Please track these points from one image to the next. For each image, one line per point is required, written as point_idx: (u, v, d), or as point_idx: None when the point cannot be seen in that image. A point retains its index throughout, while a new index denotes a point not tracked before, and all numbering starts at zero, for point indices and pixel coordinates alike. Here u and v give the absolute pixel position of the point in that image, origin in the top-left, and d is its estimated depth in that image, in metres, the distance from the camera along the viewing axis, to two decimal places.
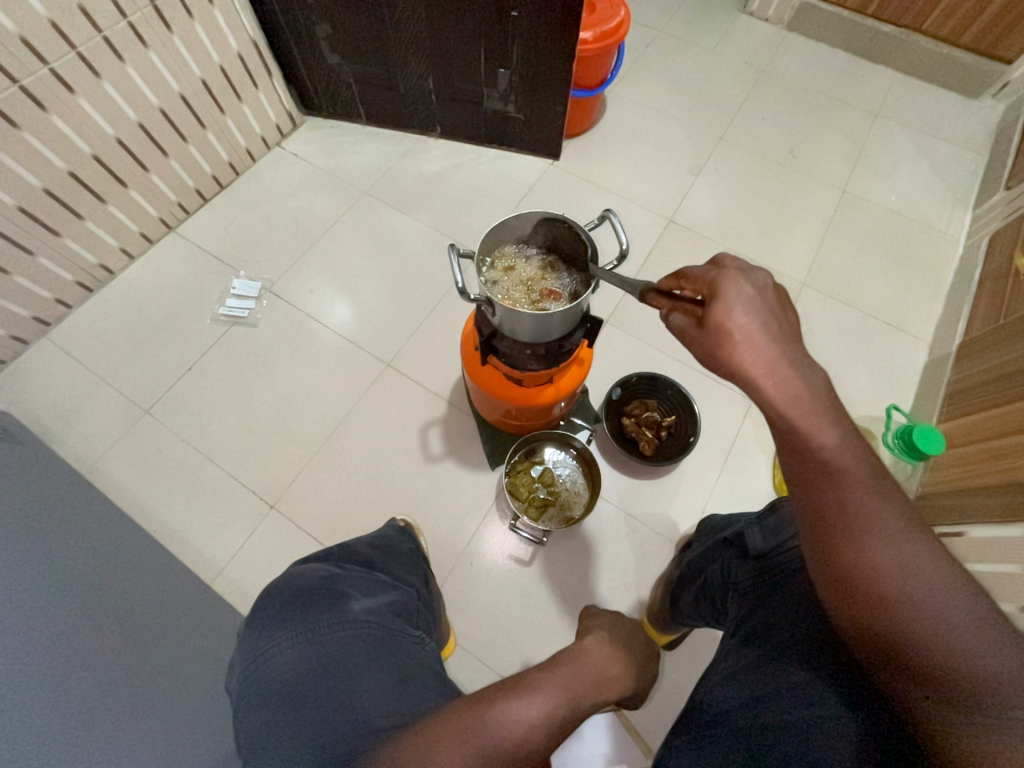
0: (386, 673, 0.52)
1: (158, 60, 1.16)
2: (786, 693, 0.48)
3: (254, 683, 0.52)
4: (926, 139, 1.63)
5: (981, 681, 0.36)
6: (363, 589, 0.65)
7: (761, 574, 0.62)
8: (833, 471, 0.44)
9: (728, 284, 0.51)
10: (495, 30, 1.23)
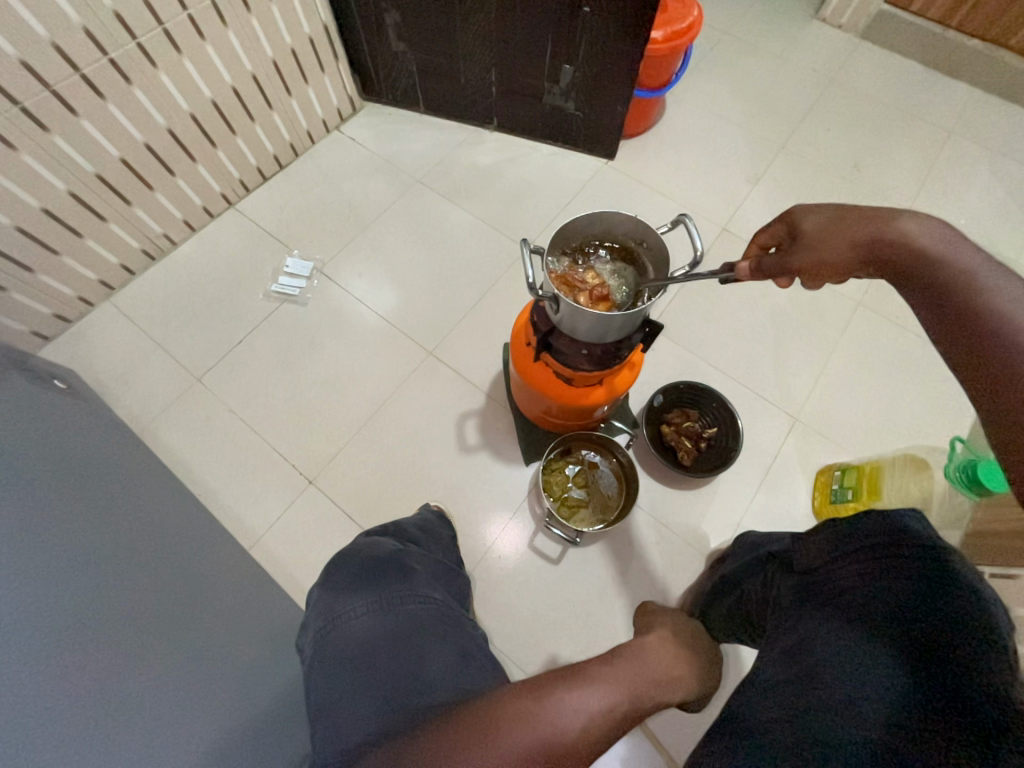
0: (449, 650, 0.53)
1: (235, 39, 1.19)
2: (836, 706, 0.47)
3: (326, 644, 0.55)
4: (1001, 161, 1.55)
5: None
6: (426, 569, 0.67)
7: (808, 591, 0.59)
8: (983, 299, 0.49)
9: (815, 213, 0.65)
10: (565, 26, 1.22)
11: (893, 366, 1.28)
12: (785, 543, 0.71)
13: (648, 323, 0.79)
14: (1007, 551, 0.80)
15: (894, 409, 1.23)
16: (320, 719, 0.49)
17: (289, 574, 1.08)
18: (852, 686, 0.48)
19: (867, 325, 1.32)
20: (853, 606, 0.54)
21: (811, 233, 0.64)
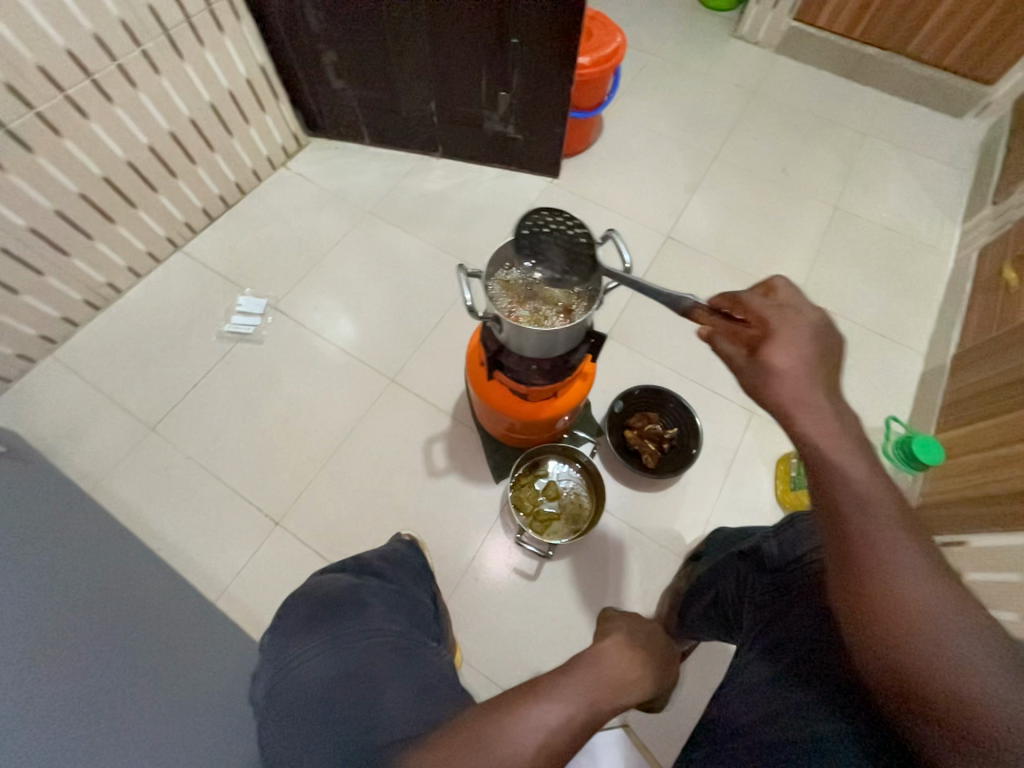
0: (410, 680, 0.52)
1: (170, 86, 1.20)
2: (807, 707, 0.49)
3: (278, 696, 0.53)
4: (914, 157, 1.68)
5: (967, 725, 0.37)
6: (383, 601, 0.65)
7: (778, 588, 0.61)
8: (854, 497, 0.44)
9: (792, 328, 0.52)
10: (496, 57, 1.27)
11: None
12: (755, 539, 0.72)
13: (593, 334, 0.82)
14: (972, 518, 0.92)
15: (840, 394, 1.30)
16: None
17: (259, 622, 1.04)
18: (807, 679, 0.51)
19: None
20: (814, 606, 0.55)
21: (771, 357, 0.51)
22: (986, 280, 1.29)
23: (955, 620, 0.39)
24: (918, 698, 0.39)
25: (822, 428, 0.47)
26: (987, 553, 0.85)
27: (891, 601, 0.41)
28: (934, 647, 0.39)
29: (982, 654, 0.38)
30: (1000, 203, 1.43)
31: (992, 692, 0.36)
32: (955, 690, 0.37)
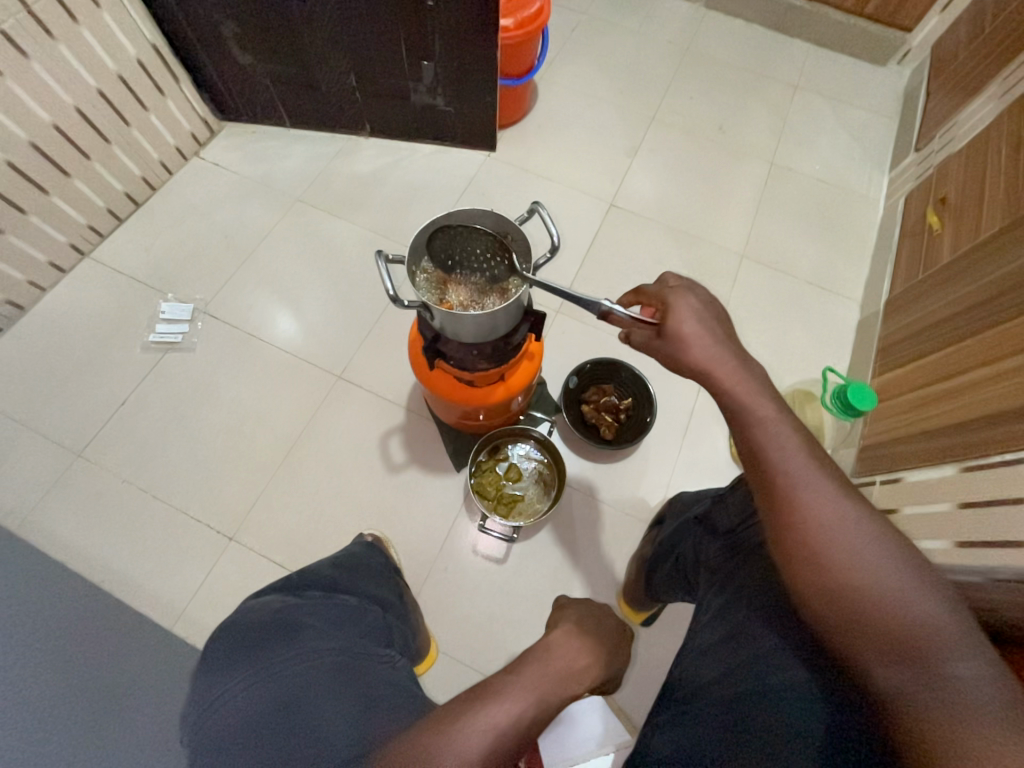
0: (350, 702, 0.49)
1: (44, 71, 1.07)
2: (760, 659, 0.50)
3: (200, 738, 0.48)
4: (843, 108, 1.71)
5: (889, 635, 0.40)
6: (323, 617, 0.61)
7: (731, 550, 0.62)
8: (772, 441, 0.49)
9: (681, 294, 0.58)
10: (412, 22, 1.19)
11: (779, 311, 1.38)
12: (707, 505, 0.74)
13: (533, 311, 0.79)
14: (906, 455, 0.97)
15: (785, 348, 1.34)
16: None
17: None
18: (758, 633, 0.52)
19: (752, 276, 1.42)
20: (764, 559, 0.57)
21: (679, 331, 0.56)
22: (912, 225, 1.34)
23: (863, 530, 0.44)
24: (838, 603, 0.42)
25: (737, 385, 0.52)
26: (919, 487, 0.90)
27: (809, 519, 0.45)
28: (848, 555, 0.43)
29: (887, 557, 0.42)
30: (923, 149, 1.47)
31: (894, 588, 0.41)
32: (866, 589, 0.41)
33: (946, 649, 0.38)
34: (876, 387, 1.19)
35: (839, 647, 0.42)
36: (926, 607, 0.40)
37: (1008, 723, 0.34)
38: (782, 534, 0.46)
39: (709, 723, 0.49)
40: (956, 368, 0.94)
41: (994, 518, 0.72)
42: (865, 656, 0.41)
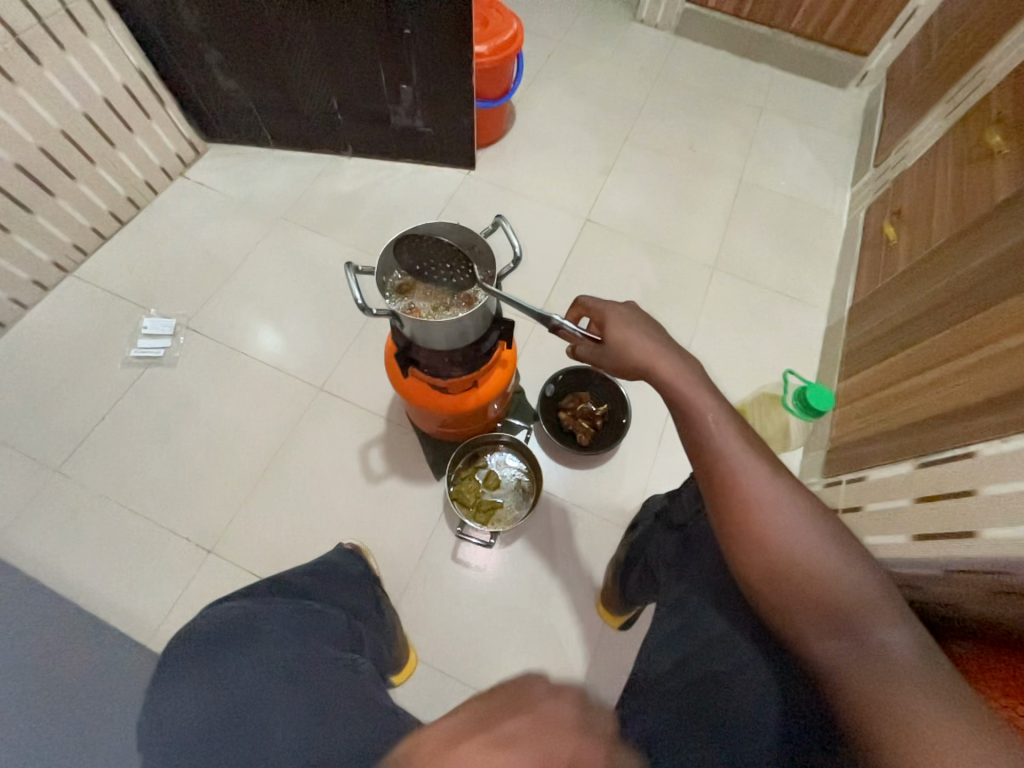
0: (306, 709, 0.50)
1: (31, 97, 1.10)
2: (711, 646, 0.52)
3: (155, 743, 0.48)
4: (806, 128, 1.80)
5: (822, 607, 0.43)
6: (286, 619, 0.61)
7: (684, 542, 0.65)
8: (714, 430, 0.53)
9: (614, 306, 0.66)
10: (391, 49, 1.25)
11: (749, 319, 1.43)
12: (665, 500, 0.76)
13: (502, 319, 0.82)
14: (871, 454, 1.00)
15: (756, 355, 1.38)
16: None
17: None
18: (709, 619, 0.54)
19: (723, 286, 1.48)
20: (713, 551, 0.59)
21: (619, 339, 0.62)
22: (872, 237, 1.40)
23: (799, 512, 0.47)
24: (780, 580, 0.45)
25: (682, 380, 0.57)
26: (881, 485, 0.93)
27: (752, 503, 0.48)
28: (787, 534, 0.46)
29: (819, 536, 0.46)
30: (881, 165, 1.55)
31: (827, 564, 0.45)
32: (804, 565, 0.45)
33: (870, 617, 0.42)
34: (841, 390, 1.24)
35: (781, 622, 0.45)
36: (853, 580, 0.44)
37: (923, 680, 0.38)
38: (726, 519, 0.49)
39: (665, 712, 0.50)
40: (915, 367, 0.98)
41: (946, 512, 0.75)
42: (803, 628, 0.44)
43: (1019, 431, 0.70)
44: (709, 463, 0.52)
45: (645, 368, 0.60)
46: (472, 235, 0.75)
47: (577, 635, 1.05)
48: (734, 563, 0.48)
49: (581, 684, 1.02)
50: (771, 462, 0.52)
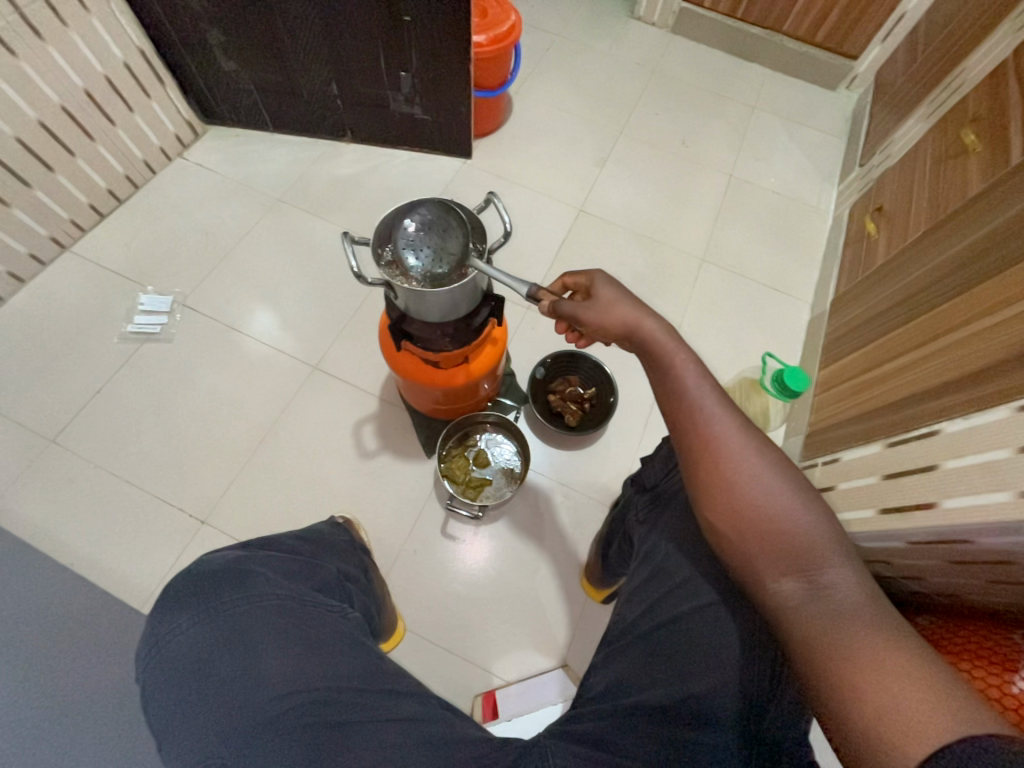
0: (295, 642, 0.53)
1: (32, 71, 1.11)
2: (675, 593, 0.58)
3: (155, 664, 0.52)
4: (796, 127, 1.84)
5: (782, 552, 0.48)
6: (279, 569, 0.65)
7: (654, 502, 0.69)
8: (691, 389, 0.56)
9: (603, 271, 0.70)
10: (390, 36, 1.27)
11: (735, 310, 1.47)
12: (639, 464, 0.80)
13: (492, 296, 0.86)
14: (845, 437, 1.04)
15: (741, 344, 1.43)
16: (167, 743, 0.47)
17: None
18: (674, 570, 0.60)
19: (711, 278, 1.52)
20: (683, 508, 0.64)
21: (606, 302, 0.66)
22: (855, 233, 1.45)
23: (763, 466, 0.52)
24: (742, 526, 0.50)
25: (664, 341, 0.60)
26: (851, 465, 0.97)
27: (720, 458, 0.53)
28: (750, 487, 0.51)
29: (780, 488, 0.51)
30: (866, 165, 1.60)
31: (784, 512, 0.50)
32: (764, 514, 0.50)
33: (819, 557, 0.47)
34: (819, 378, 1.28)
35: (741, 564, 0.50)
36: (808, 528, 0.49)
37: (866, 613, 0.43)
38: (699, 473, 0.54)
39: (634, 652, 0.56)
40: (887, 354, 1.02)
41: (906, 486, 0.79)
42: (759, 568, 0.49)
43: (979, 409, 0.72)
44: (682, 421, 0.56)
45: (629, 332, 0.63)
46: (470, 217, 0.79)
47: (561, 607, 1.09)
48: (703, 513, 0.53)
49: (564, 653, 1.06)
50: (741, 422, 0.55)
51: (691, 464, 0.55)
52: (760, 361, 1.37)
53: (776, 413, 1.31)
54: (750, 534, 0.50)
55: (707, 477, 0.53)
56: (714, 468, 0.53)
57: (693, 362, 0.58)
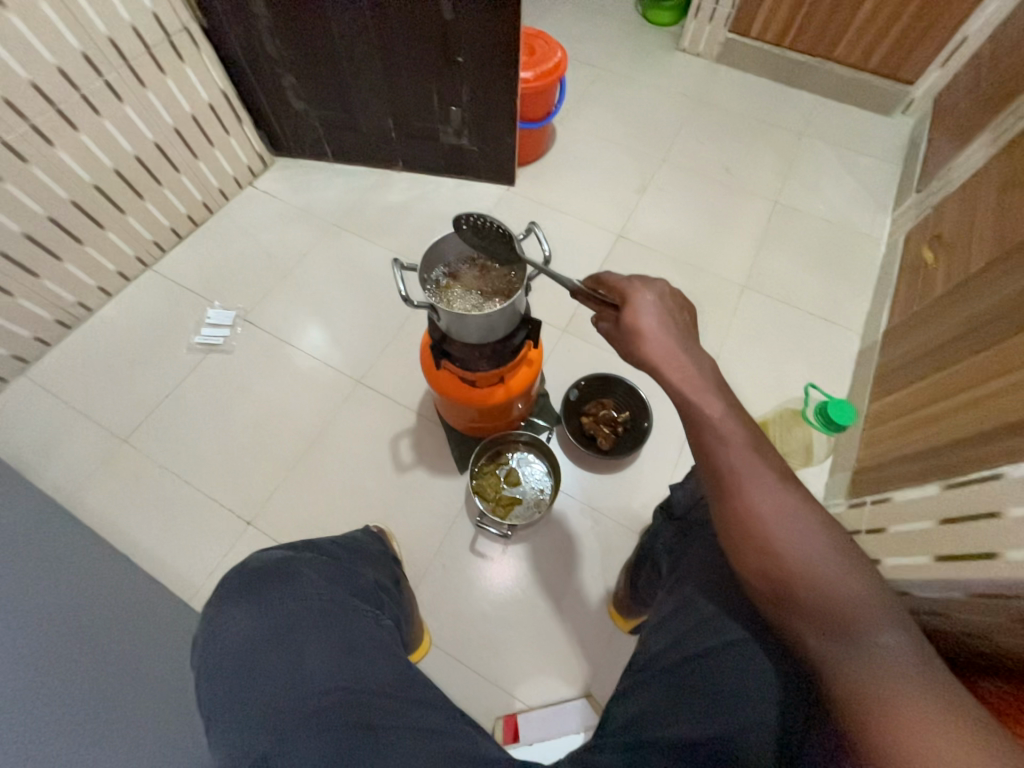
0: (334, 644, 0.56)
1: (133, 112, 1.26)
2: (700, 628, 0.56)
3: (209, 654, 0.56)
4: (847, 153, 1.80)
5: (825, 609, 0.46)
6: (321, 571, 0.69)
7: (683, 532, 0.69)
8: (718, 434, 0.55)
9: (635, 286, 0.67)
10: (444, 75, 1.36)
11: (778, 338, 1.44)
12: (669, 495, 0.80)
13: (529, 319, 0.88)
14: (896, 476, 0.99)
15: (784, 374, 1.38)
16: (213, 727, 0.50)
17: None
18: (700, 604, 0.58)
19: (752, 305, 1.49)
20: (710, 541, 0.64)
21: (633, 329, 0.64)
22: (911, 261, 1.39)
23: (797, 515, 0.51)
24: (780, 581, 0.48)
25: (688, 380, 0.59)
26: (903, 506, 0.92)
27: (753, 504, 0.52)
28: (785, 539, 0.49)
29: (818, 540, 0.49)
30: (923, 191, 1.54)
31: (824, 568, 0.48)
32: (801, 565, 0.48)
33: (864, 617, 0.45)
34: (869, 412, 1.22)
35: (780, 616, 0.49)
36: (849, 585, 0.47)
37: (913, 675, 0.41)
38: (732, 521, 0.52)
39: (657, 685, 0.55)
40: (945, 390, 0.97)
41: (968, 534, 0.73)
42: (799, 623, 0.47)
43: None
44: (713, 463, 0.55)
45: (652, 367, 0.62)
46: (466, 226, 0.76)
47: (587, 632, 1.07)
48: (737, 561, 0.52)
49: (588, 682, 1.03)
50: (775, 462, 0.54)
51: (723, 510, 0.53)
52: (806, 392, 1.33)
53: (822, 446, 1.25)
54: (788, 585, 0.48)
55: (741, 524, 0.51)
56: (747, 514, 0.51)
57: (721, 405, 0.57)
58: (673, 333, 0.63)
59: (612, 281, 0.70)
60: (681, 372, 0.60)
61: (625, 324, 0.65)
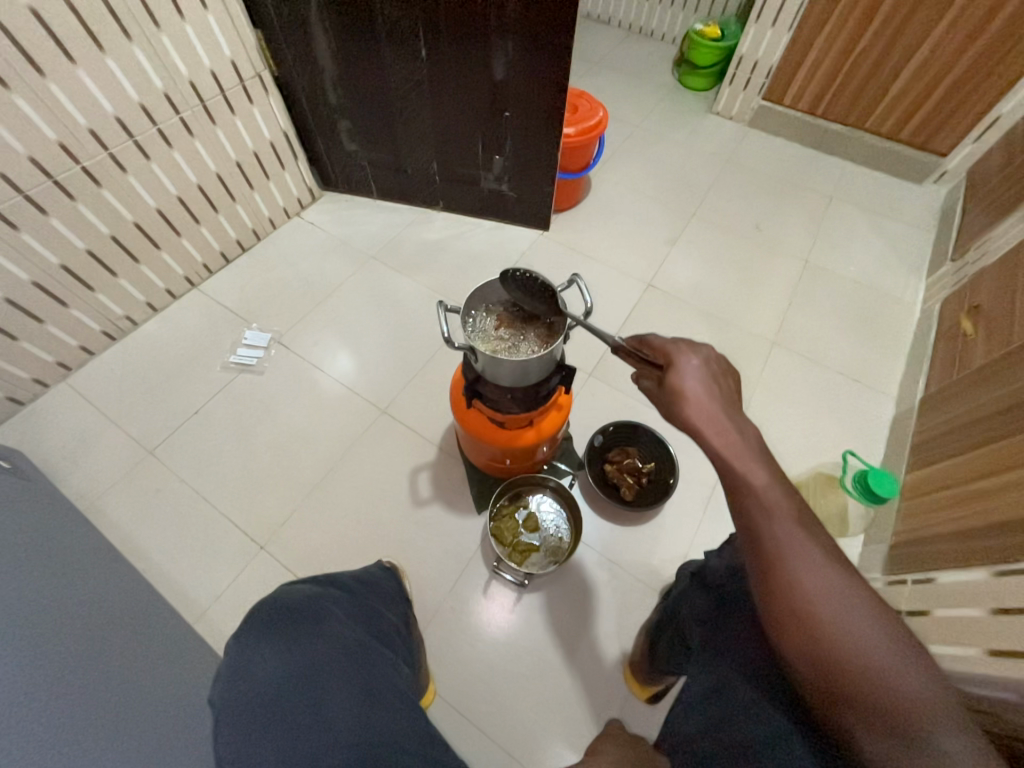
0: (355, 686, 0.54)
1: (201, 146, 1.36)
2: (740, 715, 0.52)
3: (232, 688, 0.53)
4: (879, 218, 1.82)
5: (884, 707, 0.41)
6: (344, 608, 0.67)
7: (718, 603, 0.66)
8: (761, 505, 0.52)
9: (681, 349, 0.67)
10: (491, 127, 1.44)
11: (808, 397, 1.41)
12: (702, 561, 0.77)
13: (563, 364, 0.89)
14: (939, 556, 0.93)
15: (814, 435, 1.35)
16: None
17: None
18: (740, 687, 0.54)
19: (782, 362, 1.47)
20: (749, 617, 0.60)
21: (676, 391, 0.63)
22: (948, 329, 1.37)
23: (851, 600, 0.46)
24: (831, 672, 0.44)
25: (730, 445, 0.57)
26: (949, 589, 0.86)
27: (799, 583, 0.47)
28: (830, 628, 0.45)
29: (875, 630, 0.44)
30: (958, 260, 1.53)
31: (882, 662, 0.43)
32: (855, 656, 0.43)
33: (929, 722, 0.40)
34: (905, 482, 1.18)
35: (830, 710, 0.44)
36: (912, 684, 0.42)
37: None
38: (776, 601, 0.48)
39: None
40: (989, 467, 0.93)
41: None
42: (852, 722, 0.42)
43: None
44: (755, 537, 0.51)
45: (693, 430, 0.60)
46: (512, 270, 0.79)
47: (600, 698, 1.01)
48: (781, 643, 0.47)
49: None
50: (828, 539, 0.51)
51: (766, 588, 0.49)
52: (839, 457, 1.29)
53: (855, 515, 1.20)
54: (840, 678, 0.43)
55: (785, 606, 0.47)
56: (793, 597, 0.47)
57: (766, 475, 0.54)
58: (714, 397, 0.62)
59: (658, 342, 0.70)
60: (723, 440, 0.57)
61: (669, 385, 0.64)
